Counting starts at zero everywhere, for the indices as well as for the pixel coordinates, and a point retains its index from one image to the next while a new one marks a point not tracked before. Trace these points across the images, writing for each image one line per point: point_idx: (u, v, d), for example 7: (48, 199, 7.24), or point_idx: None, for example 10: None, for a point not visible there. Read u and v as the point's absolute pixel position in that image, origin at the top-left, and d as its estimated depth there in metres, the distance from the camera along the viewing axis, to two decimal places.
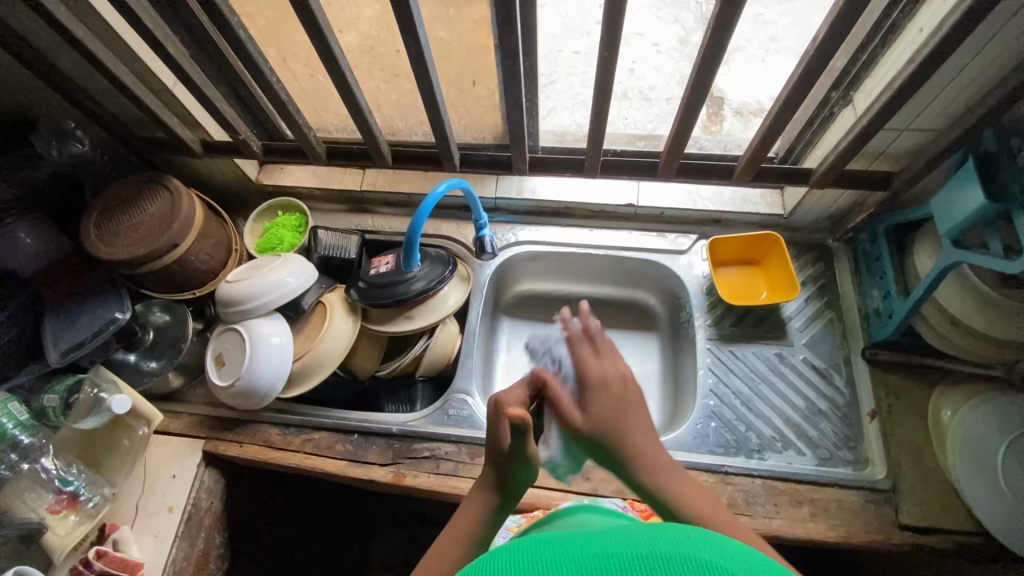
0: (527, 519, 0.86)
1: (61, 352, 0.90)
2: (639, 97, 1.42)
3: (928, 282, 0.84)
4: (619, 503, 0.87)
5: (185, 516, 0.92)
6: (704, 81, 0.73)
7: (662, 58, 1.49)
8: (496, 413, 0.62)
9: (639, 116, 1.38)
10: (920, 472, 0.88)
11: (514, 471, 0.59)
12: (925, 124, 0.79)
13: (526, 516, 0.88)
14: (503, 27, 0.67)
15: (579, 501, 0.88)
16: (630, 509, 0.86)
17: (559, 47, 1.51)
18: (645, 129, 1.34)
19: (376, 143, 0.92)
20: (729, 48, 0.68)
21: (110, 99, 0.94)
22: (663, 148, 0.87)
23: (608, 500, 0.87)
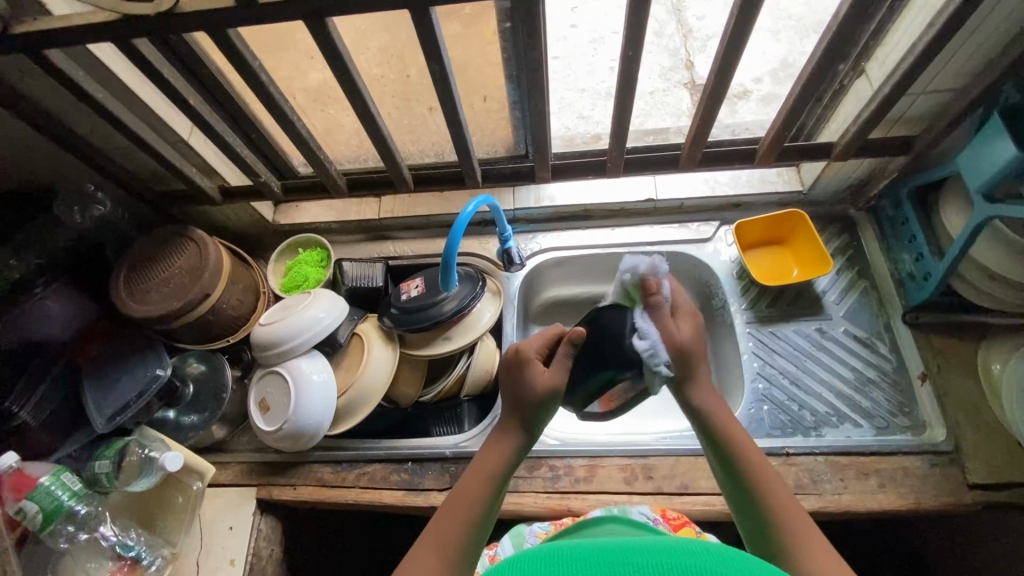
0: (556, 526, 0.86)
1: (106, 417, 0.88)
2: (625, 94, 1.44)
3: (963, 240, 0.85)
4: (648, 513, 0.85)
5: (248, 567, 0.91)
6: (726, 69, 0.73)
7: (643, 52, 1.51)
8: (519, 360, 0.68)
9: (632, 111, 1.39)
10: (981, 429, 0.88)
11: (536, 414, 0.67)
12: (943, 85, 0.80)
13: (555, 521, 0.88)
14: (528, 39, 0.68)
15: (607, 508, 0.87)
16: (662, 520, 0.84)
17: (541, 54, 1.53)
18: (641, 123, 1.35)
19: (398, 169, 0.92)
20: (752, 33, 0.68)
21: (126, 158, 0.93)
22: (685, 139, 0.87)
23: (637, 512, 0.84)
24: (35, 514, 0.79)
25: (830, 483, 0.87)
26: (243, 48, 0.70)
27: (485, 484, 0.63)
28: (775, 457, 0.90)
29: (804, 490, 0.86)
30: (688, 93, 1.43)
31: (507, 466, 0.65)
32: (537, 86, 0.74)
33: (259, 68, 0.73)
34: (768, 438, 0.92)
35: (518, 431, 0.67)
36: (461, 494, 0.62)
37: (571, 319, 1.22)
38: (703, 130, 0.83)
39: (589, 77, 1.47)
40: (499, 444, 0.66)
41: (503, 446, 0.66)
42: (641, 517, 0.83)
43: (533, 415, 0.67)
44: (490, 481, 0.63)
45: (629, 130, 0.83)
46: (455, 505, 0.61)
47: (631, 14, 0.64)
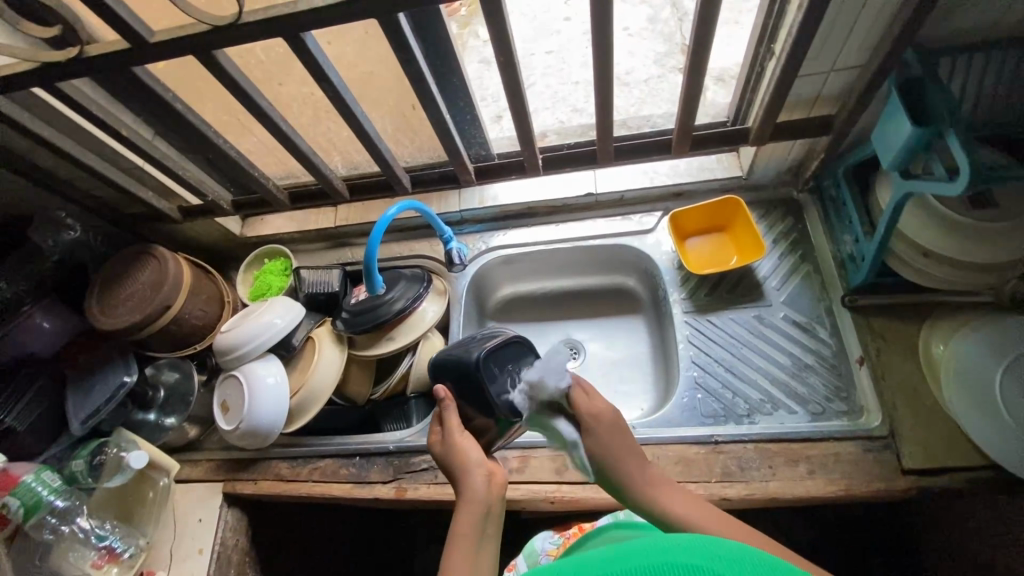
0: (564, 539, 0.94)
1: (82, 421, 0.99)
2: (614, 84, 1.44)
3: (887, 219, 0.82)
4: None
5: (214, 556, 0.99)
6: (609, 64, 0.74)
7: (634, 41, 1.50)
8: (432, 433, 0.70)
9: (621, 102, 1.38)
10: (919, 413, 0.85)
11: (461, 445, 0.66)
12: (847, 62, 0.78)
13: (562, 534, 0.95)
14: (402, 54, 0.71)
15: (613, 514, 0.88)
16: None
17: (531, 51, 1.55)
18: (633, 112, 1.34)
19: (328, 180, 0.97)
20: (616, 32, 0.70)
21: (93, 185, 1.03)
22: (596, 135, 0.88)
23: None
24: (17, 509, 0.88)
25: (758, 470, 0.86)
26: (155, 83, 0.77)
27: (468, 546, 0.57)
28: (704, 445, 0.90)
29: (731, 478, 0.86)
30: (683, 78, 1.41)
31: (483, 518, 0.60)
32: (426, 96, 0.77)
33: (175, 98, 0.80)
34: (700, 427, 0.92)
35: (477, 479, 0.63)
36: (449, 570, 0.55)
37: (527, 316, 1.25)
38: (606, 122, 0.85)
39: (579, 70, 1.48)
40: (465, 502, 0.62)
41: (469, 503, 0.61)
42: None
43: (478, 460, 0.64)
44: (473, 538, 0.58)
45: (533, 127, 0.85)
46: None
47: (490, 22, 0.66)
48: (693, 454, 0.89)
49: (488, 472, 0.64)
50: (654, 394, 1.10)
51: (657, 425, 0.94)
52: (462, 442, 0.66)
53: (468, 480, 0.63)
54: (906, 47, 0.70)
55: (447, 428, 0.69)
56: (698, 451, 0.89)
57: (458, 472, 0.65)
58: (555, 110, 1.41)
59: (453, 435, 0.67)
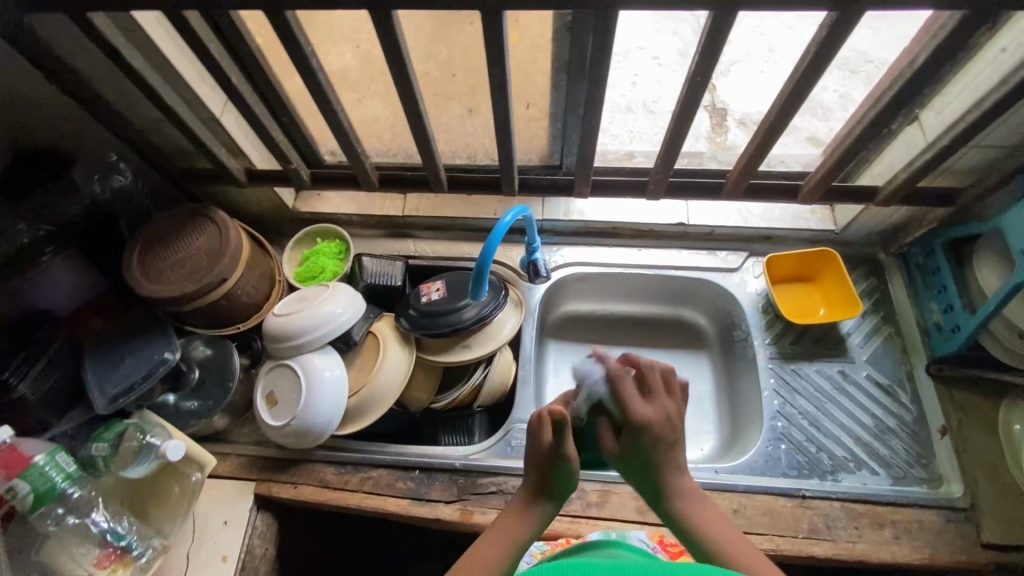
0: (552, 546, 0.84)
1: (109, 400, 0.85)
2: (644, 110, 1.40)
3: (997, 301, 0.84)
4: (647, 540, 0.84)
5: (240, 565, 0.88)
6: (790, 105, 0.71)
7: (665, 69, 1.46)
8: (537, 426, 0.67)
9: (644, 129, 1.35)
10: (998, 488, 0.88)
11: (559, 472, 0.66)
12: (995, 141, 0.80)
13: (550, 542, 0.86)
14: (595, 54, 0.66)
15: (607, 531, 0.86)
16: (659, 548, 0.84)
17: None
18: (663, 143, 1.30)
19: (435, 169, 0.88)
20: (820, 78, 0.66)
21: (153, 129, 0.90)
22: (732, 169, 0.85)
23: (636, 535, 0.85)
24: (26, 495, 0.75)
25: (845, 530, 0.86)
26: (297, 32, 0.68)
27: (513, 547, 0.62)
28: (791, 498, 0.88)
29: (818, 535, 0.85)
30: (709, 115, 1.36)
31: (527, 538, 0.64)
32: (595, 102, 0.72)
33: (310, 52, 0.71)
34: (784, 478, 0.90)
35: (540, 501, 0.67)
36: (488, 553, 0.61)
37: (586, 336, 1.20)
38: (753, 161, 0.81)
39: (610, 89, 1.42)
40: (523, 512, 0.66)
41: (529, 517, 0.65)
42: (640, 544, 0.83)
43: (552, 484, 0.66)
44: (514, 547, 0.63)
45: (678, 153, 0.81)
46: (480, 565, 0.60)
47: (704, 41, 0.62)
48: (781, 507, 0.88)
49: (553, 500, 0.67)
50: (716, 435, 1.07)
51: (740, 471, 0.92)
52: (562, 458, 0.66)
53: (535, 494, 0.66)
54: None
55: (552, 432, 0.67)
56: (785, 504, 0.88)
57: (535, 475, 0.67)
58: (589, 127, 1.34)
59: (556, 444, 0.66)
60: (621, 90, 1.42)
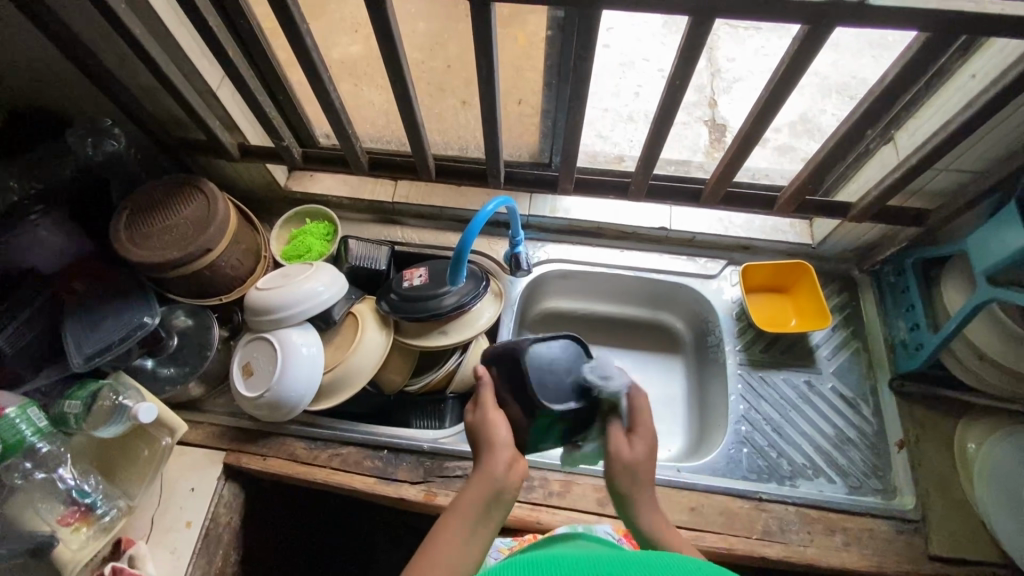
0: (518, 542, 0.86)
1: (85, 357, 0.86)
2: (645, 121, 1.42)
3: (959, 320, 0.87)
4: (612, 532, 0.86)
5: (203, 532, 0.89)
6: (765, 116, 0.74)
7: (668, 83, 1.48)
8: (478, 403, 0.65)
9: None
10: (948, 504, 0.90)
11: (492, 454, 0.61)
12: (964, 165, 0.82)
13: (517, 538, 0.87)
14: (580, 52, 0.68)
15: (573, 526, 0.87)
16: (624, 539, 0.85)
17: None
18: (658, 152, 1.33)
19: (424, 156, 0.90)
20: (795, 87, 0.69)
21: (149, 97, 0.92)
22: (710, 176, 0.88)
23: (602, 529, 0.86)
24: None
25: (797, 534, 0.88)
26: (294, 11, 0.70)
27: (467, 524, 0.56)
28: (748, 500, 0.91)
29: (771, 537, 0.87)
30: (706, 130, 1.38)
31: (466, 529, 0.56)
32: (578, 99, 0.74)
33: (306, 32, 0.73)
34: (744, 481, 0.92)
35: (497, 463, 0.60)
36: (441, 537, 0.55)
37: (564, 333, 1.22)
38: (730, 170, 0.84)
39: (612, 98, 1.44)
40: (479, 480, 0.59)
41: (473, 497, 0.58)
42: (606, 536, 0.85)
43: (504, 449, 0.61)
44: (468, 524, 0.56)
45: (659, 156, 0.84)
46: (434, 550, 0.54)
47: (684, 46, 0.65)
48: (737, 508, 0.90)
49: (511, 466, 0.60)
50: (683, 437, 1.09)
51: (702, 471, 0.94)
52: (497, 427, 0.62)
53: (487, 465, 0.60)
54: None
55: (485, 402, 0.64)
56: (742, 505, 0.90)
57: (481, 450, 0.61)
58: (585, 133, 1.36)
59: (488, 417, 0.63)
60: (624, 100, 1.44)
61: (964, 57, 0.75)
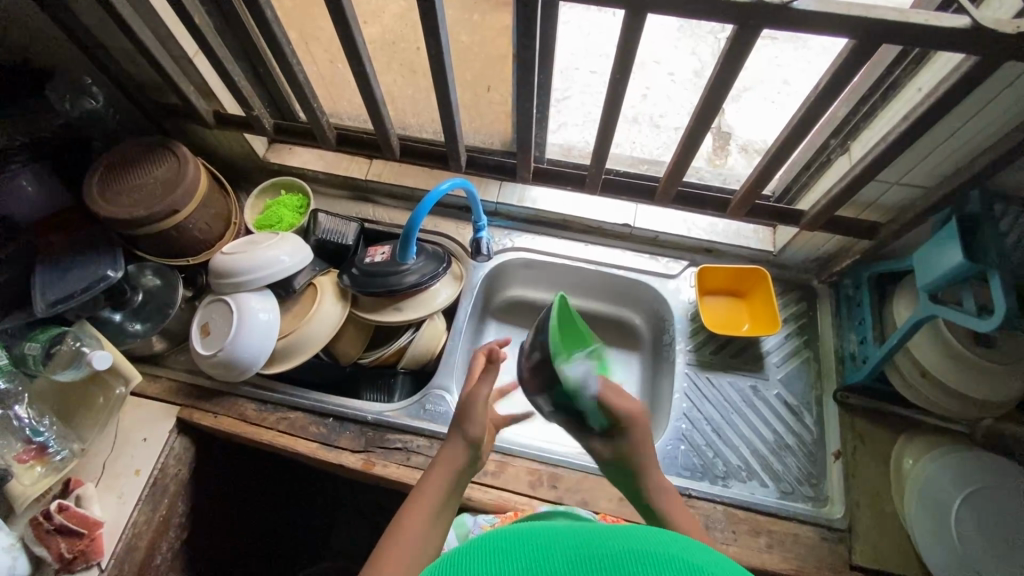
0: (501, 520, 0.87)
1: (48, 303, 0.90)
2: (649, 123, 1.39)
3: (902, 333, 0.87)
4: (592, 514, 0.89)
5: (150, 480, 0.93)
6: (708, 115, 0.75)
7: (676, 87, 1.45)
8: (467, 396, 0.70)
9: (646, 141, 1.35)
10: (877, 516, 0.91)
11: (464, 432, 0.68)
12: (915, 179, 0.83)
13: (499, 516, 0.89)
14: (524, 40, 0.70)
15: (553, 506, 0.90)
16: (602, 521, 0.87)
17: (575, 65, 1.44)
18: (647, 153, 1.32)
19: (386, 135, 0.93)
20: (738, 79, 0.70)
21: (129, 60, 0.95)
22: (663, 172, 0.89)
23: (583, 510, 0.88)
24: None
25: (722, 532, 0.89)
26: None
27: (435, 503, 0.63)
28: (677, 495, 0.92)
29: None
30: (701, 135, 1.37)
31: (437, 502, 0.64)
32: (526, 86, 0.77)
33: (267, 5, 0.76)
34: (676, 477, 0.94)
35: (462, 452, 0.68)
36: (415, 509, 0.62)
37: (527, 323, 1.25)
38: (680, 167, 0.86)
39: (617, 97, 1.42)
40: (444, 465, 0.67)
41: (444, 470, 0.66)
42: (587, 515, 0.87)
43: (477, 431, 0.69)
44: (435, 506, 0.63)
45: (611, 148, 0.85)
46: (411, 521, 0.61)
47: (623, 40, 0.67)
48: None
49: (473, 452, 0.69)
50: None
51: None
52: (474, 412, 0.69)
53: (454, 447, 0.68)
54: (980, 185, 0.75)
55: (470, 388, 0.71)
56: None
57: (449, 435, 0.69)
58: (582, 130, 1.34)
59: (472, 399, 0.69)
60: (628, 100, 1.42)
61: (915, 71, 0.75)
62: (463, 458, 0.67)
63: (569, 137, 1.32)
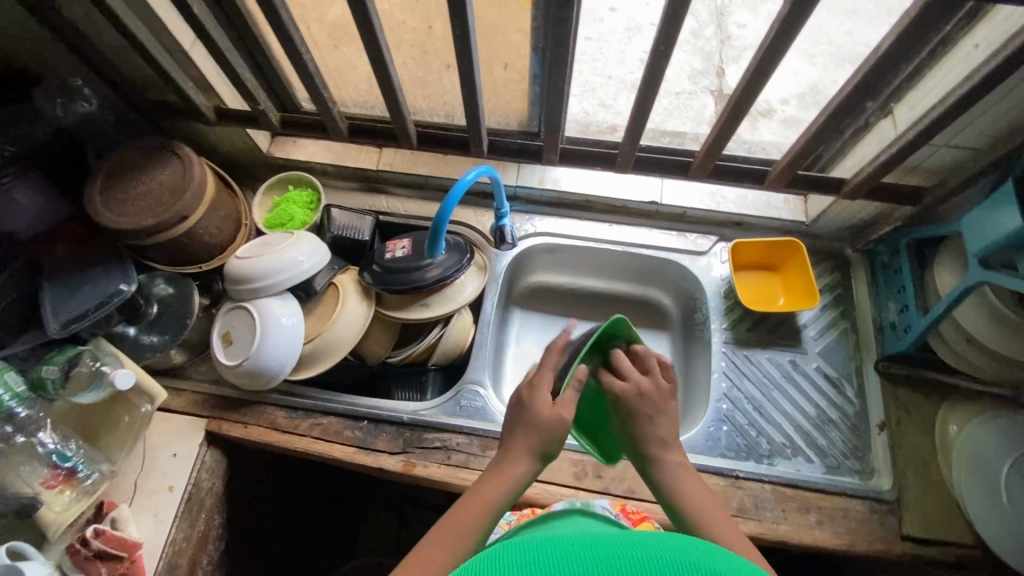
0: (517, 515, 0.87)
1: (62, 323, 0.86)
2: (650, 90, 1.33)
3: (948, 301, 0.85)
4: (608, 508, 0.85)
5: (185, 496, 0.91)
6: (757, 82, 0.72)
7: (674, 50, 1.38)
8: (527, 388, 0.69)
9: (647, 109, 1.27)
10: (926, 485, 0.90)
11: (527, 433, 0.65)
12: (965, 141, 0.79)
13: (516, 513, 0.88)
14: (558, 14, 0.65)
15: (570, 501, 0.85)
16: (621, 515, 0.85)
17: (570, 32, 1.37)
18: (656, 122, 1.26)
19: (403, 122, 0.88)
20: (794, 39, 0.65)
21: (122, 57, 0.89)
22: (701, 147, 0.86)
23: (598, 504, 0.84)
24: None
25: (772, 511, 0.88)
26: None
27: (483, 516, 0.61)
28: (725, 477, 0.91)
29: (745, 514, 0.88)
30: (713, 100, 1.31)
31: (485, 517, 0.62)
32: (558, 63, 0.72)
33: None
34: (722, 458, 0.93)
35: (526, 464, 0.64)
36: (459, 516, 0.61)
37: (551, 308, 1.22)
38: (719, 141, 0.83)
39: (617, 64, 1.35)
40: (502, 475, 0.64)
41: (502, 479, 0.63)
42: (604, 511, 0.83)
43: (541, 445, 0.65)
44: (482, 516, 0.61)
45: (646, 123, 0.81)
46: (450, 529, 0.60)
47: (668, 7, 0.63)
48: (713, 485, 0.90)
49: (535, 465, 0.65)
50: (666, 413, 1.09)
51: None
52: (540, 423, 0.65)
53: (513, 455, 0.65)
54: None
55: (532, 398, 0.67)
56: (718, 482, 0.90)
57: (516, 435, 0.66)
58: (584, 102, 1.27)
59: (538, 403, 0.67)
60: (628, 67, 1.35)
61: (970, 25, 0.71)
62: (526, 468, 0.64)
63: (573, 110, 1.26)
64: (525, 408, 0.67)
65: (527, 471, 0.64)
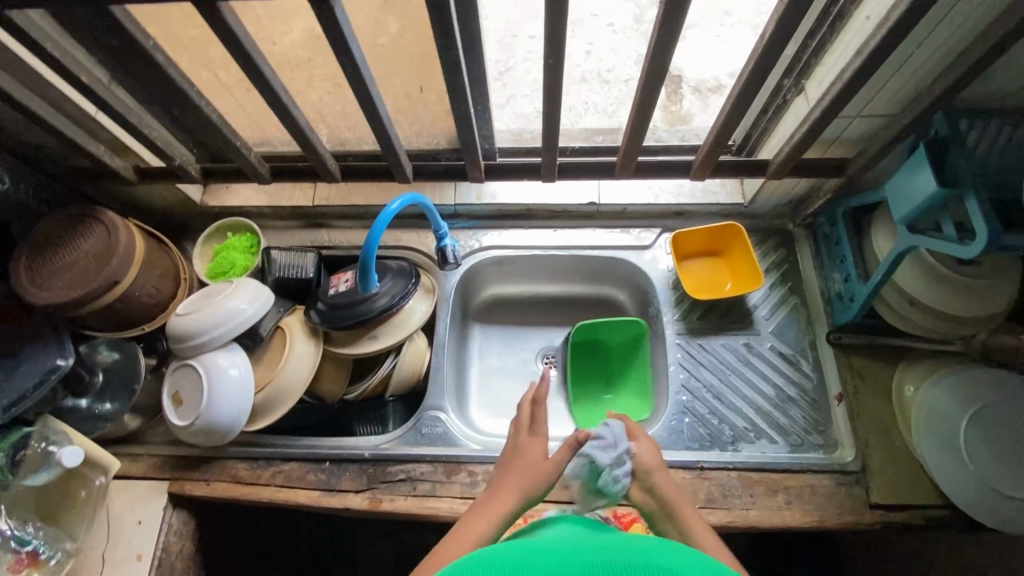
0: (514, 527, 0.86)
1: (2, 408, 0.84)
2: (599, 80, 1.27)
3: (885, 268, 0.85)
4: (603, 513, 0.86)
5: (154, 563, 0.90)
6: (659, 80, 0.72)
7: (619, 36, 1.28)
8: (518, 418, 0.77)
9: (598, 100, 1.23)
10: (888, 450, 0.91)
11: (528, 467, 0.69)
12: (876, 109, 0.80)
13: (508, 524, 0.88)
14: (444, 41, 0.65)
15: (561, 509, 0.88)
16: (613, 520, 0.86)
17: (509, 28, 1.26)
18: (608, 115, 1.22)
19: (319, 156, 0.87)
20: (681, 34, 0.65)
21: (25, 130, 0.87)
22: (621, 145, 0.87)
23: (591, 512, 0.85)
24: None
25: (740, 498, 0.88)
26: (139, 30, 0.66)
27: (475, 537, 0.59)
28: (691, 470, 0.91)
29: (714, 505, 0.88)
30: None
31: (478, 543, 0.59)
32: (456, 89, 0.72)
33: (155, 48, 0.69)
34: (686, 451, 0.93)
35: (513, 499, 0.65)
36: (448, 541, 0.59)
37: (508, 319, 1.21)
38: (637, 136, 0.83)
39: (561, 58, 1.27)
40: (499, 503, 0.65)
41: (500, 505, 0.64)
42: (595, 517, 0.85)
43: (536, 486, 0.68)
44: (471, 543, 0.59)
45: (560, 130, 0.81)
46: (439, 552, 0.57)
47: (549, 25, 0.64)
48: (680, 479, 0.90)
49: (525, 504, 0.66)
50: None
51: None
52: (526, 461, 0.70)
53: (503, 488, 0.67)
54: (942, 106, 0.71)
55: (519, 442, 0.74)
56: (684, 476, 0.90)
57: (512, 468, 0.70)
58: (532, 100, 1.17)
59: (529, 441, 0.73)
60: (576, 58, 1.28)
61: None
62: (518, 500, 0.65)
63: (521, 111, 1.16)
64: (523, 449, 0.73)
65: (516, 505, 0.65)
